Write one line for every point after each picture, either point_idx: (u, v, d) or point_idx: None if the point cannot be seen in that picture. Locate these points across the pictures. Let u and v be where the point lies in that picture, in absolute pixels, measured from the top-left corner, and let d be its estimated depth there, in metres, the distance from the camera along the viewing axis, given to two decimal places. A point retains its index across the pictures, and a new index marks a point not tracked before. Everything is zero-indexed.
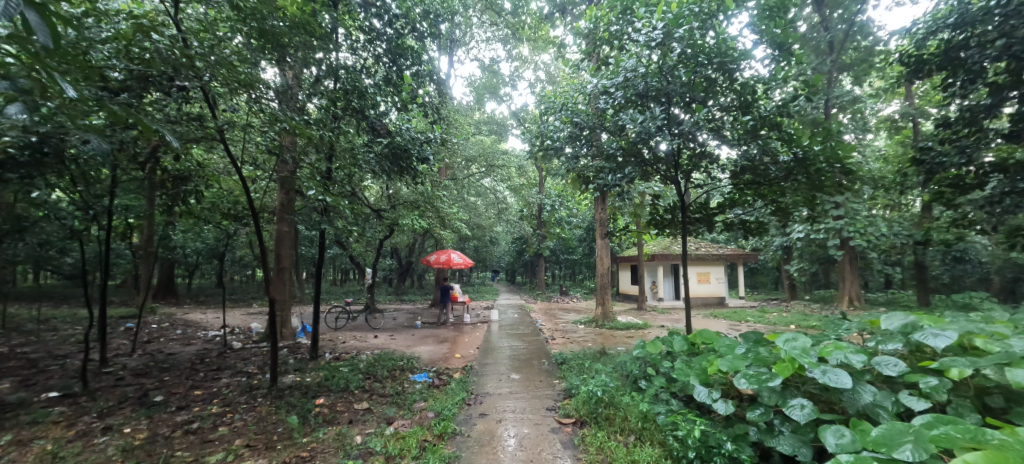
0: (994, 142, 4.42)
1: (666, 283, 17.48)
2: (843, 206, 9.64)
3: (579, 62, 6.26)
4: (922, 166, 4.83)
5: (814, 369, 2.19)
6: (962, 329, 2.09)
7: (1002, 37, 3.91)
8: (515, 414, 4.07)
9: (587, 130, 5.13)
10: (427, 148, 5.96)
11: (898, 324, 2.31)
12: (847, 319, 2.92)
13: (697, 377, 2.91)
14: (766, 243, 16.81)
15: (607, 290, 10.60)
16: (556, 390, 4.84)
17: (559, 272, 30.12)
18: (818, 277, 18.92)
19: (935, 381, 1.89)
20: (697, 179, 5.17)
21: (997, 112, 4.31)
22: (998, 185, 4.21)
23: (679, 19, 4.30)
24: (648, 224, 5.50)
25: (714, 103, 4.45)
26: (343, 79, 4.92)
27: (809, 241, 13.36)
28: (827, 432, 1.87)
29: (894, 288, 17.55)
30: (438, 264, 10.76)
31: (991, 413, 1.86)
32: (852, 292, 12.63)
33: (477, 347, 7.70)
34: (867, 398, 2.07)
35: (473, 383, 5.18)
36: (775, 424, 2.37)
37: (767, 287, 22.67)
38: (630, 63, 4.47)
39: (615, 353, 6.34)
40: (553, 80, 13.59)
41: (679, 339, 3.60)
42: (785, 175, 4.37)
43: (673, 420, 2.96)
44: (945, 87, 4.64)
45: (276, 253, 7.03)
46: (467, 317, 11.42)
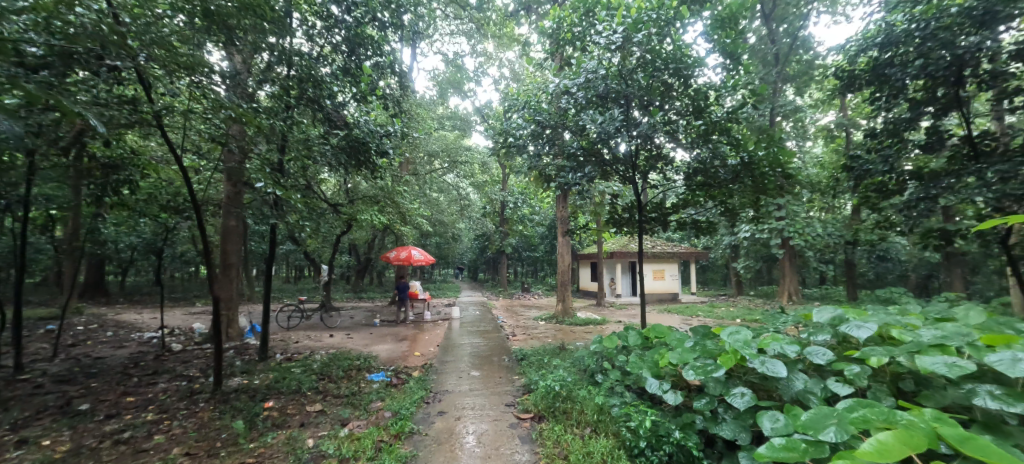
0: (913, 152, 4.81)
1: (623, 280, 18.05)
2: (784, 208, 10.35)
3: (544, 61, 6.29)
4: (853, 172, 5.21)
5: (753, 359, 2.34)
6: (882, 321, 2.29)
7: (921, 58, 4.31)
8: (475, 411, 4.07)
9: (550, 129, 5.17)
10: (387, 141, 5.81)
11: (828, 317, 2.50)
12: (785, 312, 3.13)
13: (649, 369, 3.04)
14: (716, 241, 17.72)
15: (568, 287, 10.84)
16: (516, 385, 4.88)
17: (521, 269, 30.34)
18: (762, 275, 20.17)
19: (857, 369, 2.07)
20: (654, 179, 5.35)
21: (916, 125, 4.77)
22: (915, 191, 4.49)
23: (638, 23, 4.41)
24: (607, 222, 5.66)
25: (670, 107, 4.66)
26: (298, 67, 4.73)
27: (754, 240, 14.22)
28: (763, 417, 2.01)
29: (828, 283, 19.01)
30: (398, 260, 10.52)
31: (903, 396, 2.05)
32: (791, 287, 13.59)
33: (437, 344, 7.64)
34: (799, 385, 2.23)
35: (433, 381, 5.12)
36: (719, 412, 2.52)
37: (717, 284, 23.90)
38: (591, 65, 4.56)
39: (574, 348, 6.47)
40: (517, 78, 13.60)
41: (634, 334, 3.72)
42: (733, 177, 4.62)
43: (626, 411, 3.08)
44: (873, 100, 5.03)
45: (222, 248, 6.62)
46: (428, 314, 11.30)
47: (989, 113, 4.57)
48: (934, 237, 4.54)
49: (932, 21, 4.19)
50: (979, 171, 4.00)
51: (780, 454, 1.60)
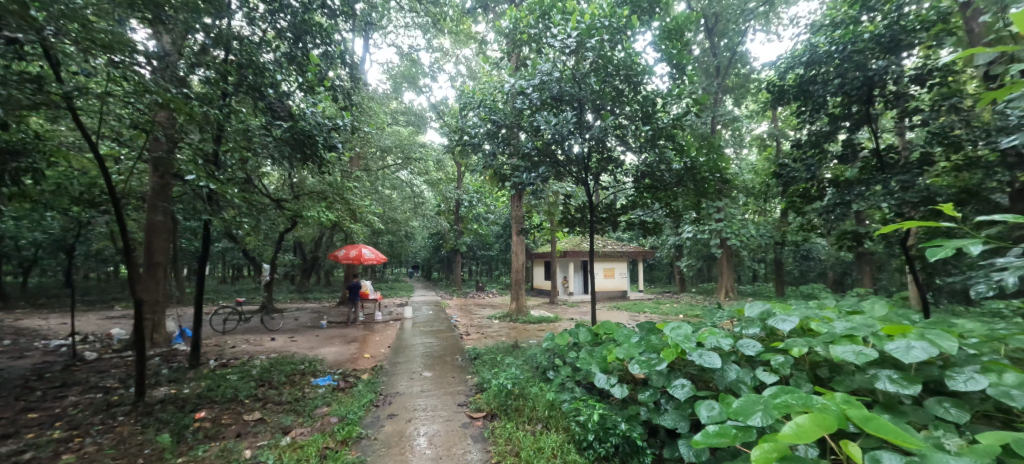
0: (831, 162, 5.28)
1: (575, 278, 18.49)
2: (722, 210, 11.06)
3: (500, 60, 6.27)
4: (781, 178, 5.64)
5: (692, 352, 2.49)
6: (803, 314, 2.52)
7: (839, 77, 4.75)
8: (426, 412, 4.00)
9: (505, 129, 5.18)
10: (336, 134, 5.57)
11: (757, 312, 2.70)
12: (722, 307, 3.34)
13: (598, 364, 3.15)
14: (661, 241, 18.58)
15: (521, 285, 10.95)
16: (469, 385, 4.85)
17: (475, 267, 30.20)
18: (702, 273, 21.41)
19: (781, 358, 2.26)
20: (605, 180, 5.52)
21: (834, 138, 5.23)
22: (833, 197, 4.96)
23: (591, 29, 4.54)
24: (560, 221, 5.78)
25: (620, 112, 4.86)
26: (237, 51, 4.41)
27: (696, 240, 15.07)
28: (700, 406, 2.14)
29: (760, 280, 20.54)
30: (347, 259, 10.11)
31: (820, 382, 2.27)
32: (728, 284, 14.53)
33: (388, 345, 7.43)
34: (731, 375, 2.41)
35: (383, 384, 4.97)
36: (661, 403, 2.67)
37: (662, 281, 25.08)
38: (546, 67, 4.64)
39: (526, 346, 6.55)
40: (473, 76, 13.49)
41: (584, 331, 3.82)
42: (677, 181, 4.87)
43: (576, 407, 3.18)
44: (799, 114, 5.47)
45: (147, 246, 6.06)
46: (379, 315, 10.96)
47: (893, 129, 5.13)
48: (848, 239, 5.04)
49: (849, 44, 4.66)
50: (885, 180, 4.49)
51: (713, 439, 1.71)
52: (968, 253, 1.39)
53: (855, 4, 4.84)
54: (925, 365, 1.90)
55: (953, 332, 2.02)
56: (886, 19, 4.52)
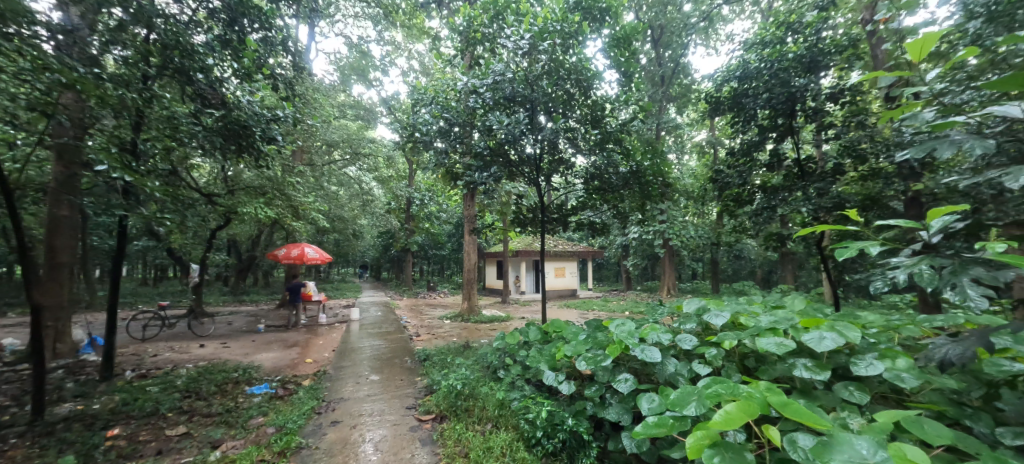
0: (760, 170, 5.69)
1: (527, 277, 18.69)
2: (665, 212, 11.64)
3: (453, 58, 6.17)
4: (717, 183, 6.02)
5: (635, 348, 2.60)
6: (734, 309, 2.70)
7: (767, 92, 5.15)
8: (373, 417, 3.87)
9: (457, 127, 5.12)
10: (275, 127, 5.25)
11: (695, 307, 2.86)
12: (663, 304, 3.50)
13: (547, 362, 3.21)
14: (609, 241, 19.23)
15: (473, 285, 10.92)
16: (418, 387, 4.76)
17: (426, 267, 29.67)
18: (647, 272, 22.43)
19: (715, 351, 2.42)
20: (557, 181, 5.63)
21: (762, 148, 5.64)
22: (761, 201, 5.38)
23: (544, 32, 4.62)
24: (512, 221, 5.81)
25: (570, 115, 4.99)
26: (160, 30, 4.01)
27: (641, 241, 15.78)
28: (641, 398, 2.24)
29: (698, 278, 21.87)
30: (288, 258, 9.52)
31: (747, 372, 2.45)
32: (669, 282, 15.34)
33: (332, 349, 7.10)
34: (670, 368, 2.54)
35: (326, 389, 4.75)
36: (606, 398, 2.76)
37: (610, 280, 26.01)
38: (499, 67, 4.63)
39: (477, 346, 6.54)
40: (426, 72, 13.23)
41: (534, 329, 3.87)
42: (624, 183, 5.07)
43: (525, 404, 3.21)
44: (733, 124, 5.85)
45: (47, 245, 5.37)
46: (323, 317, 10.46)
47: (812, 141, 5.64)
48: (774, 241, 5.49)
49: (775, 62, 5.05)
50: (805, 187, 4.94)
51: (652, 430, 1.80)
52: (868, 253, 1.57)
53: (782, 26, 5.26)
54: (834, 353, 2.12)
55: (857, 323, 2.27)
56: (806, 42, 4.98)
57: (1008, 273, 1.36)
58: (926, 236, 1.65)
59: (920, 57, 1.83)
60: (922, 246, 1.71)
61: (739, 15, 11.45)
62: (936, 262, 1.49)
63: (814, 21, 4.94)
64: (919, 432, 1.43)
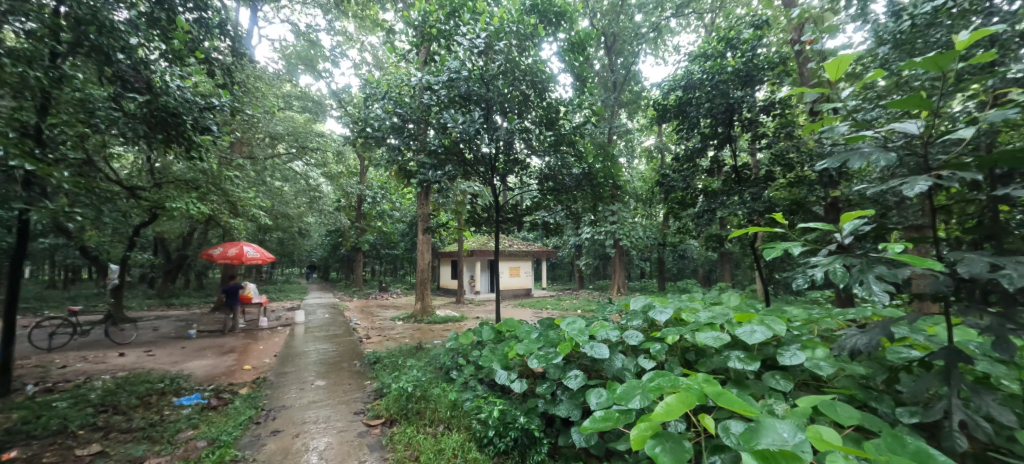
0: (702, 175, 6.03)
1: (482, 277, 18.64)
2: (617, 213, 12.06)
3: (408, 53, 6.02)
4: (663, 186, 6.32)
5: (585, 345, 2.67)
6: (677, 306, 2.84)
7: (709, 101, 5.48)
8: (317, 424, 3.70)
9: (412, 124, 5.02)
10: (210, 115, 4.76)
11: (641, 304, 2.98)
12: (612, 302, 3.61)
13: (500, 361, 3.23)
14: (563, 241, 19.63)
15: (426, 285, 10.73)
16: (367, 391, 4.60)
17: (378, 267, 28.81)
18: (599, 272, 23.10)
19: (659, 346, 2.54)
20: (512, 181, 5.66)
21: (704, 154, 5.98)
22: (703, 204, 5.71)
23: (499, 32, 4.64)
24: (467, 221, 5.78)
25: (525, 117, 5.04)
26: (72, 3, 3.60)
27: (593, 241, 16.23)
28: (590, 394, 2.30)
29: (646, 277, 22.83)
30: (224, 258, 8.84)
31: (688, 365, 2.59)
32: (619, 281, 15.89)
33: (274, 354, 6.70)
34: (618, 364, 2.64)
35: (266, 397, 4.47)
36: (557, 394, 2.81)
37: (564, 279, 26.55)
38: (454, 64, 4.60)
39: (430, 347, 6.43)
40: (380, 66, 12.81)
41: (488, 329, 3.86)
42: (576, 185, 5.19)
43: (477, 404, 3.20)
44: (678, 131, 6.16)
45: None
46: (265, 321, 9.85)
47: (747, 149, 6.05)
48: (714, 241, 5.85)
49: (716, 74, 5.39)
50: (741, 192, 5.30)
51: (599, 425, 1.86)
52: (791, 253, 1.72)
53: (722, 41, 5.61)
54: (764, 345, 2.29)
55: (783, 316, 2.47)
56: (743, 57, 5.34)
57: (904, 272, 1.54)
58: (840, 238, 1.83)
59: (838, 74, 2.01)
60: (837, 247, 1.89)
61: (686, 28, 12.08)
62: (848, 261, 1.66)
63: (749, 38, 5.32)
64: (833, 415, 1.58)
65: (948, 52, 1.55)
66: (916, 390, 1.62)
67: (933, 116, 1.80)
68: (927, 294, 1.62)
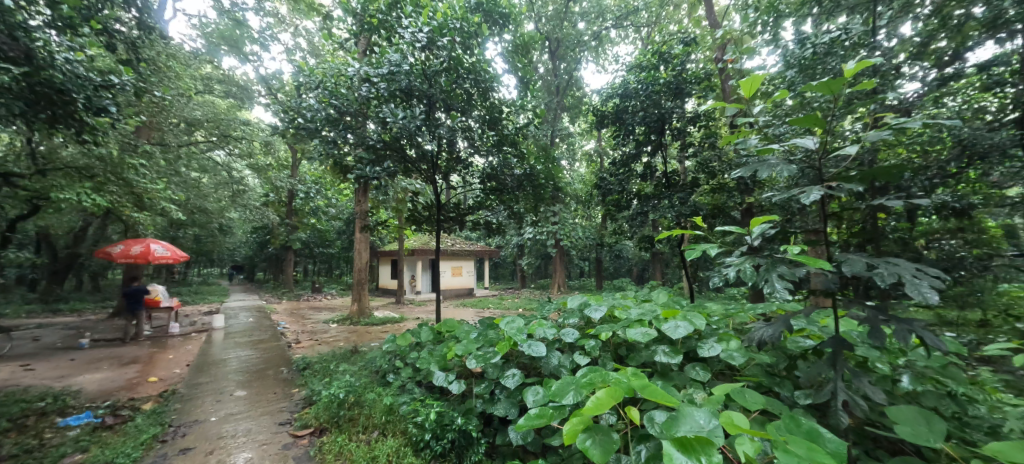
0: (636, 179, 6.35)
1: (423, 277, 18.26)
2: (558, 214, 12.40)
3: (346, 41, 5.73)
4: (601, 189, 6.57)
5: (523, 343, 2.70)
6: (611, 303, 2.96)
7: (643, 110, 5.80)
8: (236, 439, 3.41)
9: (349, 116, 4.76)
10: (108, 95, 4.19)
11: (578, 302, 3.07)
12: (551, 301, 3.68)
13: (437, 363, 3.18)
14: (505, 241, 19.76)
15: (363, 285, 10.32)
16: (295, 400, 4.31)
17: (312, 267, 27.19)
18: (541, 271, 23.54)
19: (593, 343, 2.63)
20: (454, 180, 5.59)
21: (638, 160, 6.30)
22: (637, 207, 6.01)
23: (443, 28, 4.58)
24: (407, 219, 5.61)
25: (469, 115, 4.98)
26: None
27: (535, 241, 16.52)
28: (527, 391, 2.33)
29: (585, 276, 23.66)
30: (127, 257, 7.83)
31: (619, 360, 2.71)
32: (560, 280, 16.31)
33: (186, 364, 6.06)
34: (554, 361, 2.70)
35: (174, 413, 4.03)
36: (495, 394, 2.82)
37: (506, 279, 26.75)
38: (395, 57, 4.47)
39: (367, 350, 6.17)
40: (315, 53, 12.07)
41: (427, 330, 3.78)
42: (518, 185, 5.24)
43: (414, 408, 3.12)
44: (615, 137, 6.45)
45: None
46: (176, 327, 8.88)
47: (677, 157, 6.46)
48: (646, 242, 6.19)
49: (650, 85, 5.71)
50: (671, 196, 5.66)
51: (533, 422, 1.89)
52: (708, 254, 1.87)
53: (656, 55, 5.96)
54: (686, 339, 2.46)
55: (704, 312, 2.68)
56: (673, 70, 5.70)
57: (801, 271, 1.74)
58: (750, 240, 2.02)
59: (751, 91, 2.21)
60: (748, 248, 2.08)
61: (624, 39, 12.70)
62: (756, 261, 1.83)
63: (679, 54, 5.70)
64: (742, 401, 1.74)
65: (838, 78, 1.77)
66: (810, 375, 1.83)
67: (827, 133, 2.04)
68: (819, 291, 1.83)
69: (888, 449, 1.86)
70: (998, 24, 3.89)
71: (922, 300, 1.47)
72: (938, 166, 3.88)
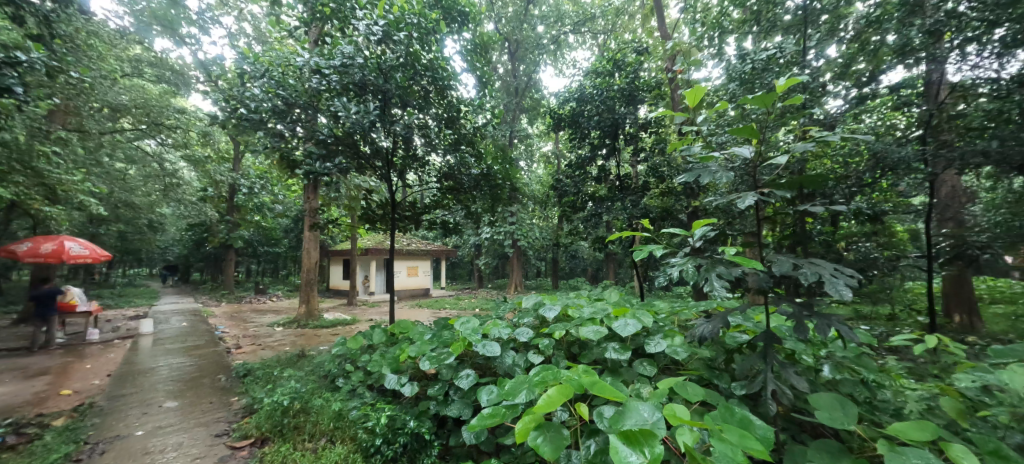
0: (591, 181, 6.51)
1: (377, 277, 17.73)
2: (516, 215, 12.49)
3: (296, 30, 5.48)
4: (558, 191, 6.69)
5: (477, 343, 2.69)
6: (565, 303, 3.03)
7: (598, 115, 6.00)
8: (165, 453, 3.17)
9: (298, 108, 4.53)
10: (13, 73, 3.74)
11: (533, 302, 3.11)
12: (506, 301, 3.70)
13: (390, 365, 3.11)
14: (462, 240, 19.64)
15: (312, 286, 9.87)
16: (233, 409, 4.05)
17: (256, 268, 25.63)
18: (498, 271, 23.59)
19: (547, 342, 2.67)
20: (410, 178, 5.48)
21: (593, 163, 6.48)
22: (592, 208, 6.17)
23: (399, 22, 4.48)
24: (360, 218, 5.42)
25: (426, 113, 4.90)
26: None
27: (492, 241, 16.53)
28: (481, 391, 2.33)
29: (542, 276, 23.95)
30: (36, 255, 7.00)
31: (572, 358, 2.78)
32: (517, 280, 16.40)
33: (107, 374, 5.50)
34: (509, 360, 2.71)
35: (92, 428, 3.66)
36: (449, 395, 2.80)
37: (463, 279, 26.52)
38: (348, 49, 4.31)
39: (315, 353, 5.91)
40: (262, 40, 11.39)
41: (380, 332, 3.67)
42: (474, 185, 5.22)
43: (364, 412, 3.03)
44: (571, 139, 6.60)
45: None
46: (95, 334, 8.06)
47: (629, 161, 6.70)
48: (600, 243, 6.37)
49: (604, 91, 5.94)
50: (623, 199, 5.86)
51: (485, 421, 1.89)
52: (655, 255, 1.96)
53: (610, 62, 6.17)
54: (635, 336, 2.56)
55: (651, 310, 2.80)
56: (627, 78, 5.93)
57: (737, 271, 1.86)
58: (693, 242, 2.13)
59: (695, 102, 2.34)
60: (690, 250, 2.20)
61: (581, 45, 13.03)
62: (697, 261, 1.94)
63: (632, 62, 5.93)
64: (684, 393, 1.83)
65: (770, 93, 1.91)
66: (744, 367, 1.96)
67: (761, 143, 2.19)
68: (753, 289, 1.98)
69: (811, 432, 2.04)
70: (907, 51, 4.16)
71: (838, 296, 1.64)
72: (856, 175, 4.34)
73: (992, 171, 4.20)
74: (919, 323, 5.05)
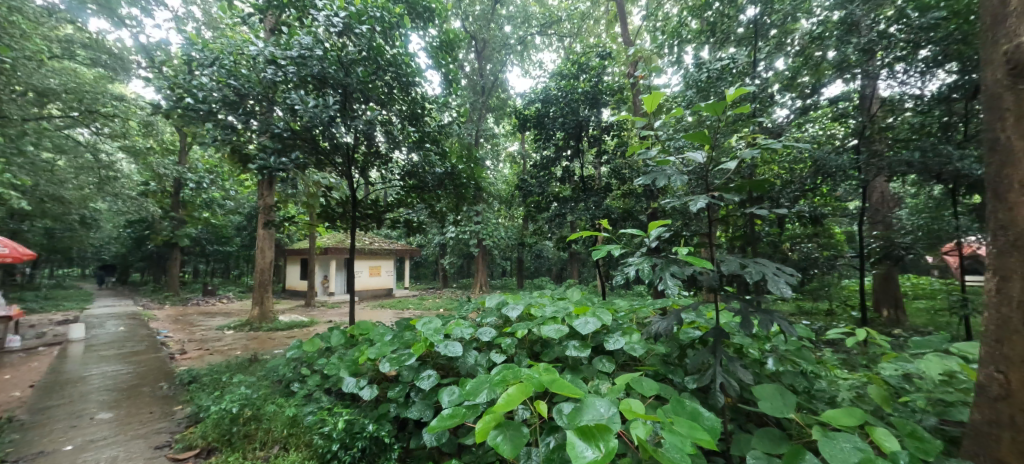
0: (555, 182, 6.59)
1: (337, 277, 17.16)
2: (482, 214, 12.47)
3: (251, 18, 5.22)
4: (523, 191, 6.73)
5: (439, 344, 2.66)
6: (527, 302, 3.05)
7: (563, 117, 6.10)
8: None
9: (252, 100, 4.31)
10: None
11: (495, 301, 3.11)
12: (469, 300, 3.67)
13: (348, 367, 3.02)
14: (427, 240, 19.37)
15: (267, 287, 9.41)
16: (176, 419, 3.79)
17: (205, 268, 24.16)
18: (463, 270, 23.43)
19: (509, 341, 2.68)
20: (372, 175, 5.34)
21: (557, 164, 6.57)
22: (556, 209, 6.25)
23: (361, 15, 4.35)
24: (319, 216, 5.23)
25: (388, 109, 4.77)
26: None
27: (457, 240, 16.39)
28: (442, 391, 2.31)
29: (507, 276, 24.01)
30: None
31: (533, 357, 2.80)
32: (482, 280, 16.32)
33: (30, 385, 5.01)
34: (471, 360, 2.70)
35: (10, 445, 3.32)
36: (410, 397, 2.75)
37: (427, 279, 26.15)
38: (307, 40, 4.15)
39: (268, 358, 5.64)
40: (213, 26, 10.72)
41: (338, 334, 3.56)
42: (438, 184, 5.14)
43: (321, 417, 2.94)
44: (536, 139, 6.66)
45: None
46: (15, 341, 7.30)
47: (593, 163, 6.83)
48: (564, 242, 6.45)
49: (569, 93, 6.04)
50: (586, 200, 5.98)
51: (445, 422, 1.87)
52: (612, 255, 2.01)
53: (575, 64, 6.27)
54: (595, 333, 2.62)
55: (611, 308, 2.87)
56: (591, 81, 6.04)
57: (689, 270, 1.94)
58: (649, 243, 2.20)
59: (653, 107, 2.42)
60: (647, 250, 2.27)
61: (547, 47, 13.19)
62: (653, 261, 2.00)
63: (596, 66, 6.05)
64: (639, 388, 1.90)
65: (720, 101, 2.00)
66: (695, 361, 2.05)
67: (713, 148, 2.30)
68: (704, 287, 2.07)
69: (756, 421, 2.16)
70: (844, 67, 4.56)
71: (779, 294, 1.75)
72: (799, 181, 4.65)
73: (916, 178, 4.60)
74: (853, 318, 5.46)
